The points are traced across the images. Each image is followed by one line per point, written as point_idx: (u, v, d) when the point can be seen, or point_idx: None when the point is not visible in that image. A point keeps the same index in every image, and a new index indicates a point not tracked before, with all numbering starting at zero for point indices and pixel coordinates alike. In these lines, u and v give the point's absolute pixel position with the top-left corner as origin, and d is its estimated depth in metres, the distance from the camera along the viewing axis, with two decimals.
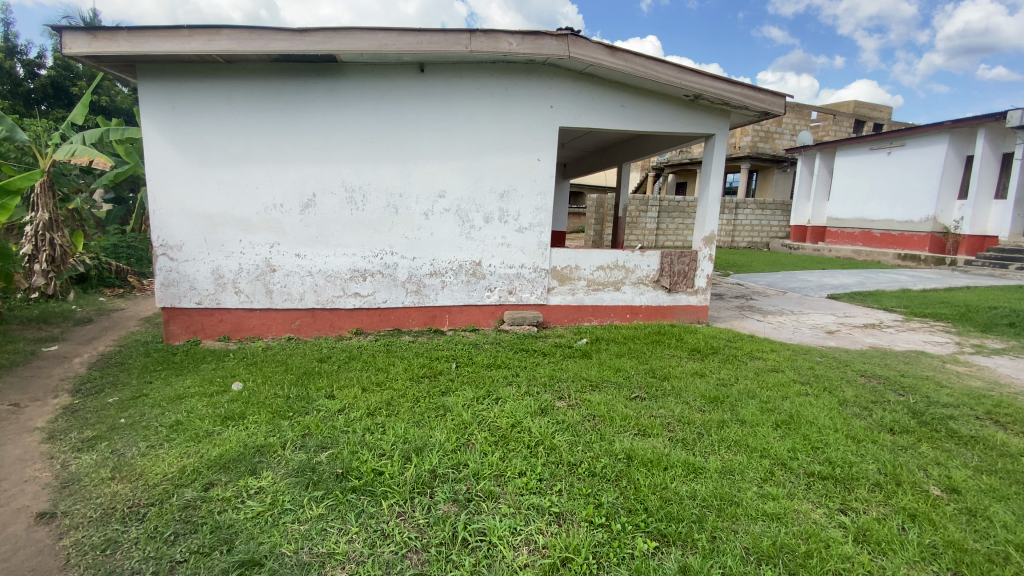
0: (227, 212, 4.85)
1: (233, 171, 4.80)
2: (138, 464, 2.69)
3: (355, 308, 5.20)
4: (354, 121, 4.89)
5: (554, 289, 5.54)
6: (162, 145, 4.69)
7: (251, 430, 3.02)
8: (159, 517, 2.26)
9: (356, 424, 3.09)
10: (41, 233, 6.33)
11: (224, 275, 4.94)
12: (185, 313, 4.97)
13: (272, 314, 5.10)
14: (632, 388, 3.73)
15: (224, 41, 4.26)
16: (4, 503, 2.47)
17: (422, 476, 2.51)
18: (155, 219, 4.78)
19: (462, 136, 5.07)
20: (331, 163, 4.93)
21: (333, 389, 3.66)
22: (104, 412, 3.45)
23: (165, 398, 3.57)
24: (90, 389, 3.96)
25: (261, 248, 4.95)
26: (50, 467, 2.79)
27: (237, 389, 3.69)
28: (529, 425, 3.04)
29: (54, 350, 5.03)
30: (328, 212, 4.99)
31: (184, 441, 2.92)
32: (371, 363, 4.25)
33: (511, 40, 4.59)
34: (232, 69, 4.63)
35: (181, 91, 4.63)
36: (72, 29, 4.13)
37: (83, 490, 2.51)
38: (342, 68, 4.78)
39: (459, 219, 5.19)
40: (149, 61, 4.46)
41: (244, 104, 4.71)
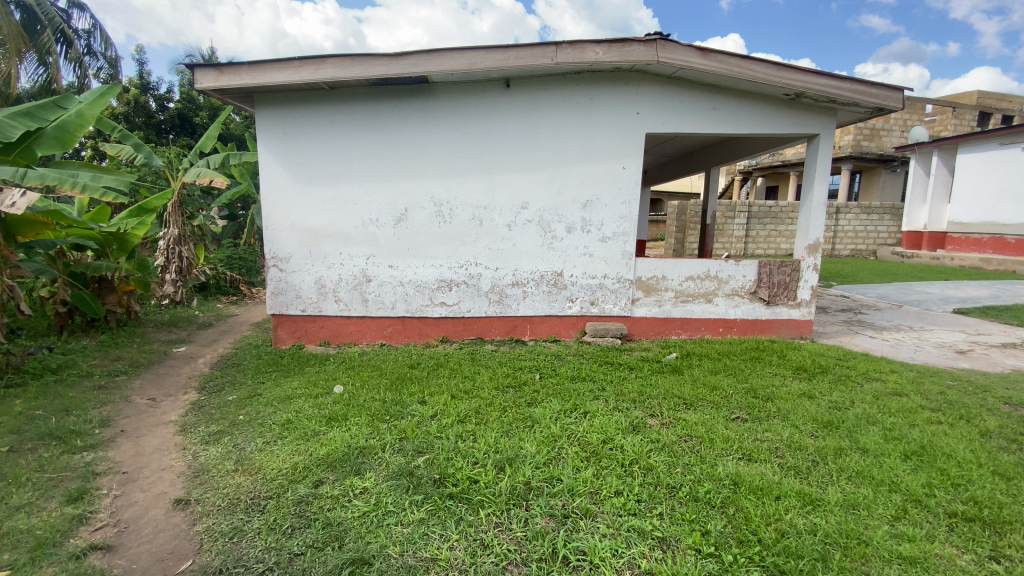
0: (329, 226, 5.22)
1: (335, 189, 5.16)
2: (256, 459, 2.92)
3: (441, 317, 5.36)
4: (443, 137, 5.08)
5: (639, 300, 5.36)
6: (274, 166, 5.14)
7: (352, 431, 3.18)
8: (277, 509, 2.43)
9: (449, 431, 3.15)
10: (171, 246, 7.13)
11: (326, 285, 5.31)
12: (292, 319, 5.39)
13: (366, 321, 5.38)
14: (732, 408, 3.49)
15: (328, 69, 4.60)
16: (147, 488, 2.77)
17: (517, 488, 2.50)
18: (268, 234, 5.25)
19: (546, 148, 5.09)
20: (422, 178, 5.15)
21: (425, 395, 3.78)
22: (226, 409, 3.80)
23: (276, 397, 3.87)
24: (213, 387, 4.39)
25: (358, 260, 5.26)
26: (183, 458, 3.11)
27: (338, 392, 3.92)
28: (622, 442, 2.93)
29: (182, 351, 5.65)
30: (418, 225, 5.21)
31: (294, 439, 3.13)
32: (458, 371, 4.35)
33: (598, 50, 4.54)
34: (335, 94, 4.99)
35: (291, 117, 5.06)
36: (202, 66, 4.65)
37: (212, 480, 2.77)
38: (433, 88, 4.99)
39: (542, 230, 5.20)
40: (266, 91, 4.92)
41: (345, 127, 5.06)
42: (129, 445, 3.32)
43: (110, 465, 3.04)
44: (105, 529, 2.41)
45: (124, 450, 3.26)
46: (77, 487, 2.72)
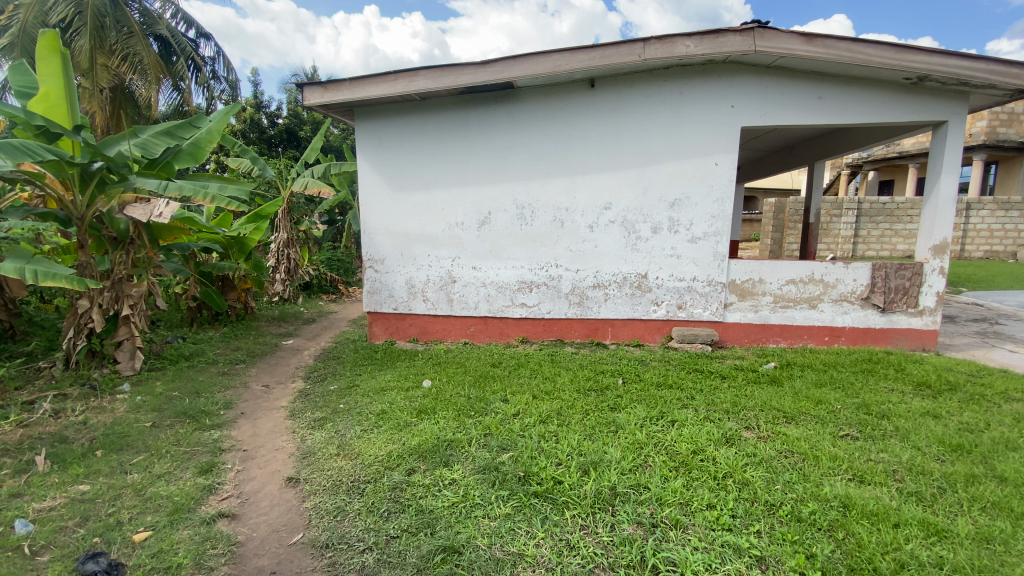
0: (419, 230, 5.49)
1: (424, 195, 5.43)
2: (356, 445, 3.15)
3: (522, 317, 5.43)
4: (527, 141, 5.15)
5: (731, 305, 5.08)
6: (371, 174, 5.51)
7: (441, 424, 3.33)
8: (375, 493, 2.61)
9: (532, 430, 3.19)
10: (282, 250, 8.10)
11: (415, 285, 5.59)
12: (384, 316, 5.74)
13: (451, 320, 5.59)
14: (840, 425, 3.20)
15: (421, 80, 4.84)
16: (264, 465, 3.09)
17: (602, 492, 2.48)
18: (365, 237, 5.63)
19: (631, 147, 4.98)
20: (505, 182, 5.25)
21: (507, 394, 3.85)
22: (328, 397, 4.14)
23: (371, 389, 4.14)
24: (317, 377, 4.80)
25: (445, 261, 5.48)
26: (293, 440, 3.43)
27: (427, 386, 4.12)
28: (714, 454, 2.80)
29: (290, 344, 6.22)
30: (501, 228, 5.32)
31: (389, 428, 3.34)
32: (539, 371, 4.39)
33: (689, 43, 4.36)
34: (426, 104, 5.25)
35: (386, 128, 5.39)
36: (311, 84, 5.09)
37: (318, 462, 3.03)
38: (518, 93, 5.08)
39: (625, 231, 5.09)
40: (364, 105, 5.29)
41: (435, 135, 5.31)
42: (247, 425, 3.72)
43: (233, 442, 3.42)
44: (230, 499, 2.72)
45: (243, 430, 3.65)
46: (206, 461, 3.10)
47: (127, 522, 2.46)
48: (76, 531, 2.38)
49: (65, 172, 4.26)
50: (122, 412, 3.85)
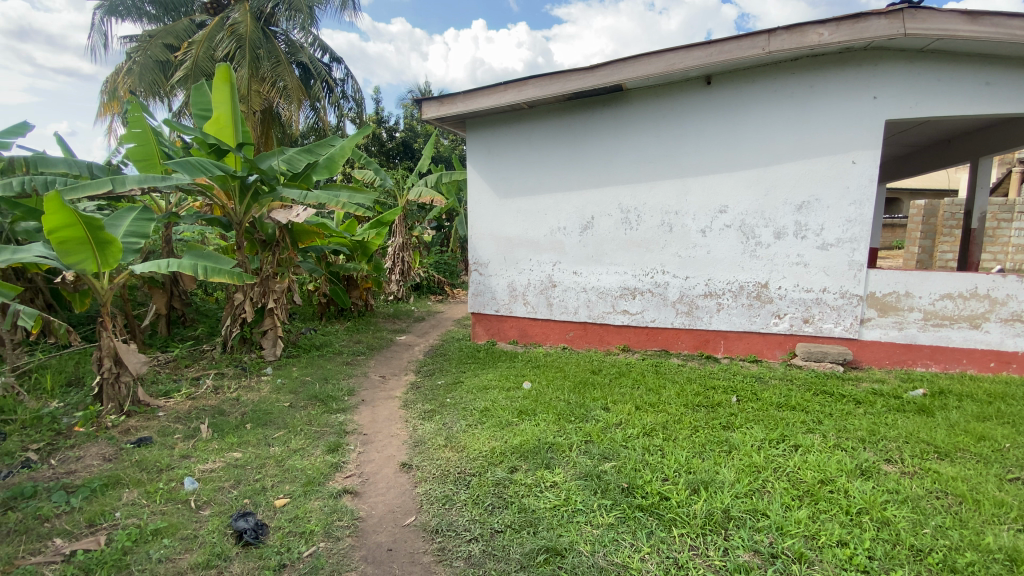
0: (522, 235, 5.62)
1: (528, 200, 5.54)
2: (462, 438, 3.30)
3: (624, 325, 5.30)
4: (635, 144, 5.04)
5: (869, 321, 4.51)
6: (479, 182, 5.77)
7: (543, 426, 3.36)
8: (480, 486, 2.71)
9: (636, 442, 3.10)
10: (396, 252, 9.01)
11: (516, 288, 5.72)
12: (487, 318, 5.94)
13: (551, 324, 5.63)
14: (1011, 467, 2.70)
15: (530, 89, 4.96)
16: (381, 448, 3.37)
17: (714, 513, 2.34)
18: (472, 242, 5.89)
19: (751, 147, 4.65)
20: (611, 186, 5.18)
21: (608, 402, 3.79)
22: (437, 391, 4.39)
23: (475, 386, 4.31)
24: (426, 371, 5.11)
25: (546, 265, 5.54)
26: (406, 428, 3.69)
27: (528, 388, 4.19)
28: (846, 486, 2.51)
29: (402, 339, 6.69)
30: (605, 232, 5.25)
31: (492, 426, 3.45)
32: (642, 382, 4.25)
33: (822, 31, 3.98)
34: (534, 112, 5.37)
35: (494, 137, 5.61)
36: (428, 99, 5.47)
37: (428, 451, 3.22)
38: (627, 95, 5.00)
39: (743, 236, 4.76)
40: (475, 116, 5.56)
41: (541, 142, 5.41)
42: (367, 411, 4.08)
43: (355, 426, 3.77)
44: (353, 477, 2.99)
45: (364, 415, 4.00)
46: (333, 440, 3.44)
47: (270, 488, 2.81)
48: (231, 492, 2.77)
49: (228, 184, 4.98)
50: (266, 392, 4.42)
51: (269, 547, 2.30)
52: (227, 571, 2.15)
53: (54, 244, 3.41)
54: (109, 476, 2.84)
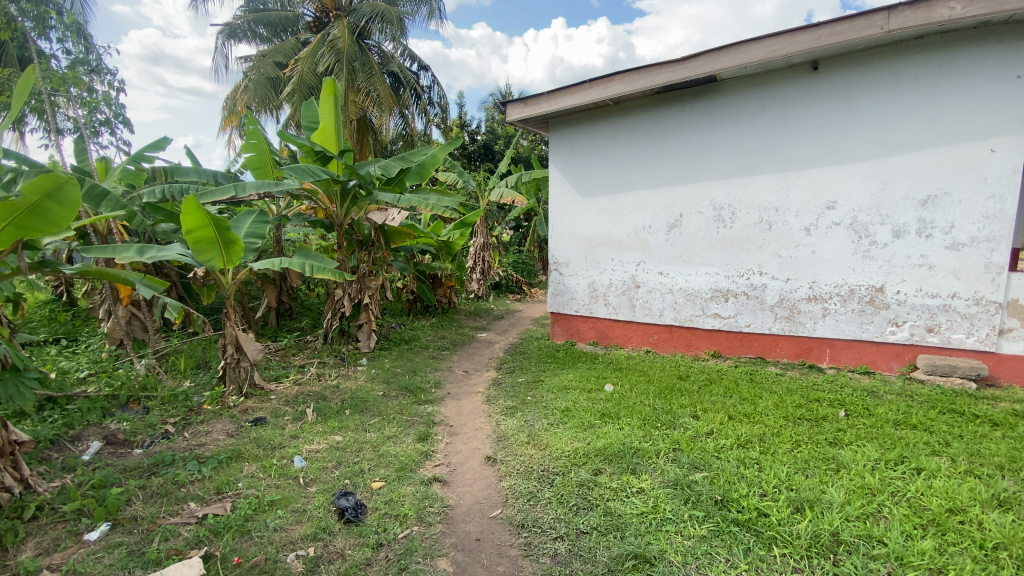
0: (605, 234, 5.53)
1: (612, 199, 5.45)
2: (544, 436, 3.32)
3: (714, 329, 5.05)
4: (729, 138, 4.78)
5: (1011, 332, 3.93)
6: (561, 181, 5.76)
7: (627, 431, 3.29)
8: (565, 486, 2.71)
9: (729, 453, 2.94)
10: (478, 252, 9.26)
11: (598, 288, 5.64)
12: (567, 318, 5.91)
13: (634, 326, 5.49)
14: None
15: (616, 85, 4.87)
16: (467, 441, 3.48)
17: (821, 536, 2.16)
18: (553, 241, 5.90)
19: (865, 136, 4.22)
20: (702, 182, 4.96)
21: (697, 409, 3.62)
22: (518, 389, 4.45)
23: (556, 386, 4.31)
24: (507, 368, 5.20)
25: (630, 266, 5.41)
26: (489, 422, 3.78)
27: (610, 390, 4.12)
28: (981, 517, 2.21)
29: (483, 336, 6.86)
30: (694, 231, 5.03)
31: (574, 426, 3.43)
32: (735, 391, 4.01)
33: (954, 4, 3.52)
34: (620, 108, 5.27)
35: (578, 135, 5.58)
36: (513, 101, 5.56)
37: (511, 447, 3.28)
38: (721, 86, 4.76)
39: (853, 234, 4.34)
40: (559, 115, 5.56)
41: (626, 139, 5.29)
42: (451, 404, 4.23)
43: (442, 417, 3.92)
44: (441, 466, 3.12)
45: (449, 408, 4.16)
46: (423, 430, 3.61)
47: (367, 471, 3.01)
48: (333, 472, 3.01)
49: (331, 189, 5.42)
50: (361, 381, 4.74)
51: (368, 526, 2.46)
52: (331, 544, 2.34)
53: (190, 242, 3.88)
54: (231, 450, 3.19)
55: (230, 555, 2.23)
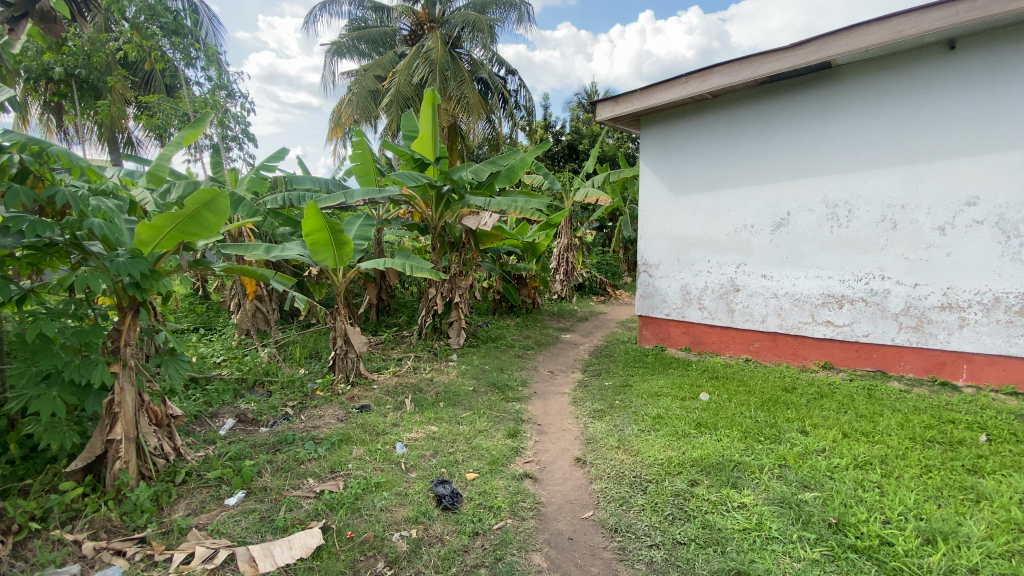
0: (700, 234, 5.30)
1: (709, 197, 5.21)
2: (635, 442, 3.26)
3: (825, 338, 4.65)
4: (845, 128, 4.38)
5: None
6: (654, 179, 5.60)
7: (725, 443, 3.13)
8: (659, 494, 2.65)
9: (845, 474, 2.69)
10: (562, 253, 9.26)
11: (692, 291, 5.42)
12: (657, 321, 5.74)
13: (732, 332, 5.21)
14: None
15: (715, 78, 4.67)
16: (556, 441, 3.51)
17: (958, 572, 1.92)
18: (644, 242, 5.75)
19: (1017, 121, 3.66)
20: (812, 178, 4.59)
21: (806, 425, 3.36)
22: (606, 392, 4.39)
23: (647, 392, 4.20)
24: (594, 370, 5.16)
25: (728, 268, 5.14)
26: (577, 424, 3.78)
27: (706, 399, 3.94)
28: None
29: (568, 337, 6.86)
30: (803, 231, 4.66)
31: (667, 434, 3.33)
32: (850, 406, 3.65)
33: None
34: (719, 102, 5.04)
35: (672, 131, 5.40)
36: (604, 100, 5.51)
37: (601, 450, 3.25)
38: (836, 73, 4.38)
39: (1001, 234, 3.77)
40: (652, 112, 5.43)
41: (726, 133, 5.04)
42: (538, 404, 4.28)
43: (530, 416, 3.99)
44: (531, 463, 3.18)
45: (536, 407, 4.21)
46: (512, 427, 3.70)
47: (461, 462, 3.15)
48: (431, 460, 3.18)
49: (427, 194, 5.73)
50: (452, 375, 4.95)
51: (464, 515, 2.57)
52: (431, 528, 2.48)
53: (308, 244, 4.30)
54: (342, 433, 3.50)
55: (344, 529, 2.45)
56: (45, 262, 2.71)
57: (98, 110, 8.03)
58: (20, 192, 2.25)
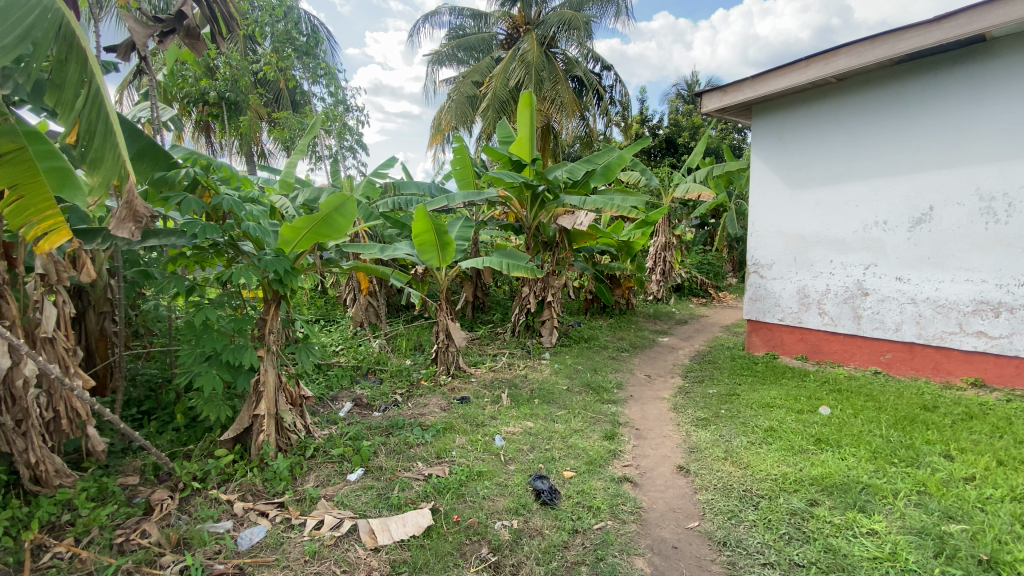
0: (821, 232, 4.83)
1: (832, 191, 4.74)
2: (744, 455, 3.07)
3: (976, 351, 4.05)
4: (1006, 108, 3.78)
5: None
6: (765, 173, 5.19)
7: (851, 462, 2.84)
8: (772, 511, 2.48)
9: (1001, 507, 2.34)
10: (659, 252, 8.94)
11: (810, 295, 4.96)
12: (768, 327, 5.32)
13: (857, 341, 4.70)
14: None
15: (840, 60, 4.25)
16: (656, 446, 3.42)
17: None
18: (754, 240, 5.35)
19: None
20: (962, 166, 4.00)
21: (952, 449, 2.94)
22: (710, 400, 4.17)
23: (757, 402, 3.92)
24: (695, 376, 4.93)
25: (854, 269, 4.64)
26: (679, 431, 3.64)
27: (827, 414, 3.60)
28: None
29: (666, 341, 6.61)
30: (949, 227, 4.09)
31: (781, 448, 3.09)
32: (1010, 431, 3.14)
33: None
34: (846, 85, 4.57)
35: (789, 120, 4.97)
36: (711, 90, 5.23)
37: (706, 460, 3.11)
38: (993, 47, 3.82)
39: None
40: (765, 101, 5.05)
41: (853, 120, 4.56)
42: (636, 407, 4.19)
43: (627, 419, 3.92)
44: (631, 467, 3.13)
45: (634, 410, 4.13)
46: (609, 429, 3.66)
47: (559, 459, 3.19)
48: (529, 455, 3.25)
49: (523, 195, 5.86)
50: (547, 374, 5.01)
51: (563, 512, 2.60)
52: (531, 521, 2.54)
53: (417, 245, 4.59)
54: (446, 422, 3.70)
55: (451, 513, 2.60)
56: (207, 260, 3.15)
57: (241, 127, 9.21)
58: (193, 201, 2.65)
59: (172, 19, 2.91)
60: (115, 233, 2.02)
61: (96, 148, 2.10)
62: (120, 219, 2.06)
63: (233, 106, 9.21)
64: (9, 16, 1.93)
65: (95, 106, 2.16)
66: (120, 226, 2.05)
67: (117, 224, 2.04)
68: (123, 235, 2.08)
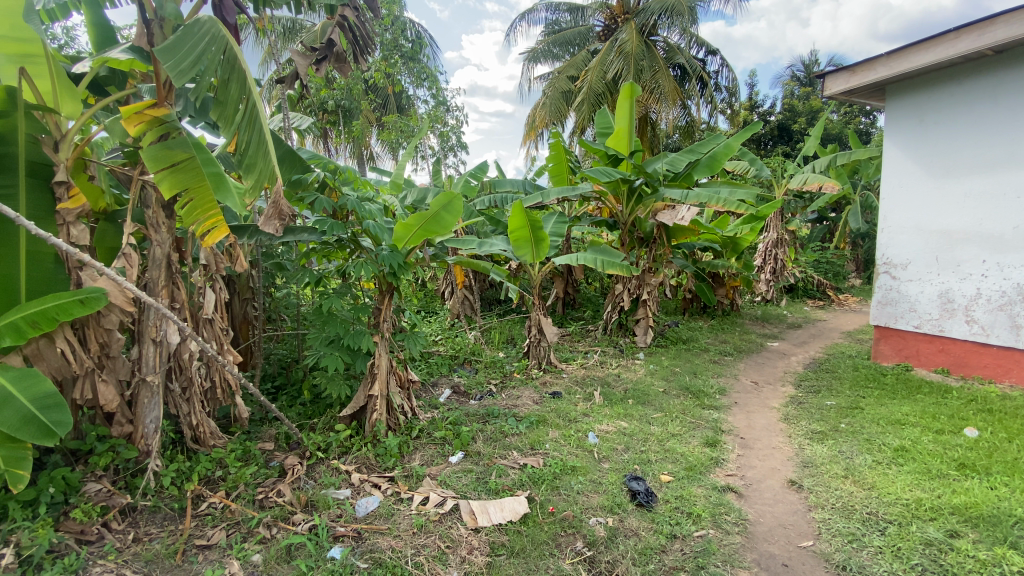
0: (971, 228, 4.18)
1: (986, 180, 4.09)
2: (868, 475, 2.78)
3: None
4: None
5: None
6: (900, 161, 4.58)
7: (1003, 492, 2.47)
8: (902, 538, 2.23)
9: None
10: (768, 249, 8.29)
11: (954, 299, 4.33)
12: (899, 334, 4.72)
13: (1016, 354, 4.06)
14: None
15: (1000, 30, 3.66)
16: (763, 458, 3.21)
17: None
18: (884, 237, 4.75)
19: None
20: None
21: None
22: (826, 413, 3.81)
23: (884, 418, 3.52)
24: (810, 386, 4.52)
25: (1014, 271, 3.99)
26: (789, 444, 3.38)
27: (974, 436, 3.14)
28: None
29: (775, 345, 6.13)
30: None
31: (915, 471, 2.76)
32: None
33: None
34: (1005, 58, 3.94)
35: (931, 100, 4.35)
36: (836, 70, 4.74)
37: (823, 477, 2.86)
38: None
39: None
40: (902, 79, 4.47)
41: (1016, 98, 3.91)
42: (741, 415, 3.94)
43: (730, 427, 3.71)
44: (735, 477, 2.98)
45: (738, 418, 3.89)
46: (711, 435, 3.50)
47: (655, 462, 3.11)
48: (623, 454, 3.22)
49: (619, 189, 5.75)
50: (642, 374, 4.90)
51: (660, 515, 2.54)
52: (626, 521, 2.52)
53: (513, 240, 4.70)
54: (539, 415, 3.77)
55: (546, 503, 2.66)
56: (330, 253, 3.47)
57: (354, 131, 10.02)
58: (324, 202, 2.96)
59: (324, 47, 3.33)
60: (264, 228, 2.36)
61: (249, 156, 2.43)
62: (268, 217, 2.39)
63: (347, 113, 10.07)
64: (185, 45, 2.25)
65: (252, 118, 2.49)
66: (268, 223, 2.39)
67: (267, 220, 2.38)
68: (269, 230, 2.42)
